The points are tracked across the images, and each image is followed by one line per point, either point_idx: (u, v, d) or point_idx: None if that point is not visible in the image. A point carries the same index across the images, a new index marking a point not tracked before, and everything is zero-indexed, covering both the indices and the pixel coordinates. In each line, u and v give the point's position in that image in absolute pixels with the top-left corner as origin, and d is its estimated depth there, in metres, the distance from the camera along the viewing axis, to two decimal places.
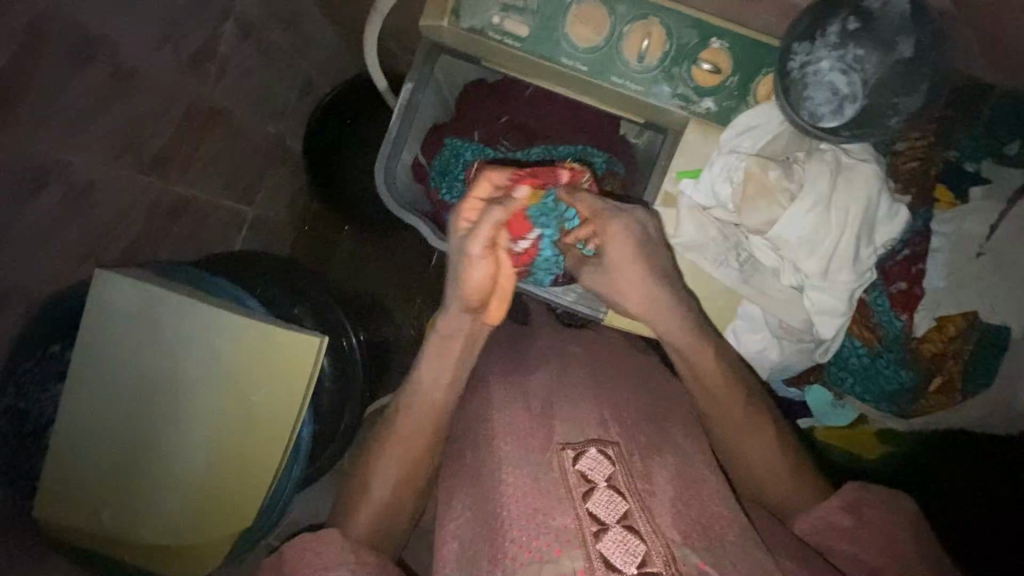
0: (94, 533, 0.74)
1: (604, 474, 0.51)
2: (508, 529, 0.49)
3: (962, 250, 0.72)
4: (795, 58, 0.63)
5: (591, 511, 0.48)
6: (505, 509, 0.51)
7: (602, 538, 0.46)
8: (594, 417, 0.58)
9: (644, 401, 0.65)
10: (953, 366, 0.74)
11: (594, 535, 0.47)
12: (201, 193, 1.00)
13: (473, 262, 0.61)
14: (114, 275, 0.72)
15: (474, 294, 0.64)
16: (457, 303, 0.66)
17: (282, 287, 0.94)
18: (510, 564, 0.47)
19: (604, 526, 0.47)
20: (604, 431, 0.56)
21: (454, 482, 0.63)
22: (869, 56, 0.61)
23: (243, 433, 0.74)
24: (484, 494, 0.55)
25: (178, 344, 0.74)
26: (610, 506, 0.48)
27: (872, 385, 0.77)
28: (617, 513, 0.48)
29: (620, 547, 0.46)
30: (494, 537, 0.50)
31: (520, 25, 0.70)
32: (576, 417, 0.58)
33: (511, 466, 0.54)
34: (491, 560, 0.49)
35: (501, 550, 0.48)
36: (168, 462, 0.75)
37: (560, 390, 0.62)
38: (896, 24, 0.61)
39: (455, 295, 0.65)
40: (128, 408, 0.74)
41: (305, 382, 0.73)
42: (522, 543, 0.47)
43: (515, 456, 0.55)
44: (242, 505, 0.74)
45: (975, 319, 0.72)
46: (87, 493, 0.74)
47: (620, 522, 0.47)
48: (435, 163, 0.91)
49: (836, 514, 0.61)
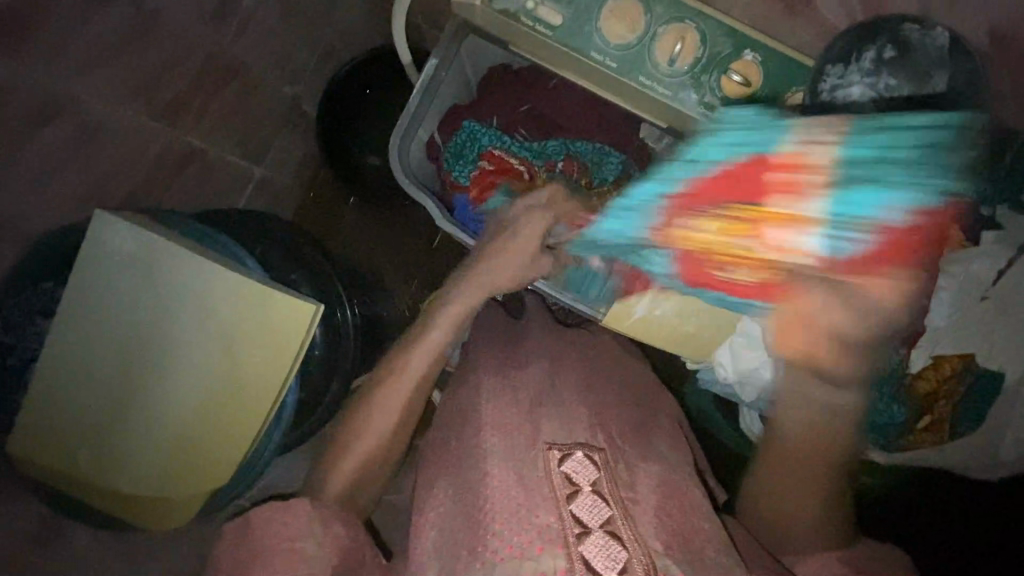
0: (61, 472, 0.73)
1: (588, 478, 0.50)
2: (490, 522, 0.48)
3: (967, 293, 0.72)
4: (827, 79, 0.63)
5: (574, 514, 0.47)
6: (489, 502, 0.49)
7: (584, 541, 0.45)
8: (585, 421, 0.58)
9: (632, 408, 0.65)
10: (942, 407, 0.74)
11: (577, 538, 0.45)
12: (209, 146, 0.99)
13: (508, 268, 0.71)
14: (112, 216, 0.70)
15: (502, 283, 0.72)
16: (475, 288, 0.71)
17: (284, 254, 0.93)
18: (488, 560, 0.46)
19: (587, 530, 0.46)
20: (591, 437, 0.56)
21: (436, 468, 0.61)
22: (901, 85, 0.60)
23: (228, 391, 0.74)
24: (467, 483, 0.54)
25: (171, 295, 0.72)
26: (593, 510, 0.47)
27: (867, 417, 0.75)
28: (600, 518, 0.47)
29: (603, 552, 0.44)
30: (476, 527, 0.49)
31: (554, 14, 0.69)
32: (564, 417, 0.57)
33: (497, 461, 0.53)
34: (469, 551, 0.48)
35: (481, 543, 0.47)
36: (149, 412, 0.74)
37: (551, 388, 0.62)
38: (934, 56, 0.60)
39: (477, 279, 0.71)
40: (111, 353, 0.72)
41: (299, 345, 0.72)
42: (503, 538, 0.46)
43: (500, 447, 0.54)
44: (224, 460, 0.74)
45: (972, 361, 0.72)
46: (60, 431, 0.73)
47: (603, 526, 0.46)
48: (450, 155, 0.88)
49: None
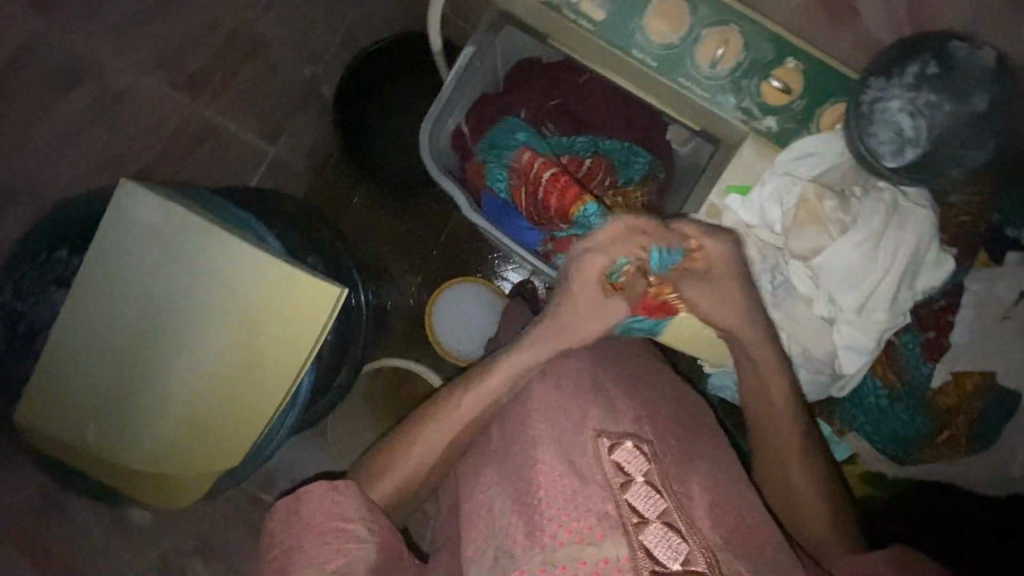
0: (70, 445, 0.72)
1: (640, 468, 0.50)
2: (546, 506, 0.48)
3: (989, 311, 0.73)
4: (868, 92, 0.63)
5: (631, 503, 0.48)
6: (541, 487, 0.50)
7: (644, 530, 0.46)
8: (630, 416, 0.58)
9: (670, 407, 0.66)
10: (962, 423, 0.74)
11: (636, 526, 0.46)
12: (230, 124, 0.97)
13: (585, 319, 0.63)
14: (135, 189, 0.69)
15: (581, 335, 0.64)
16: (553, 345, 0.63)
17: (303, 235, 0.92)
18: (550, 542, 0.46)
19: (646, 519, 0.47)
20: (639, 426, 0.56)
21: (475, 463, 0.61)
22: (941, 103, 0.62)
23: (244, 373, 0.72)
24: (511, 473, 0.54)
25: (191, 273, 0.71)
26: (649, 501, 0.48)
27: (885, 428, 0.77)
28: (656, 509, 0.47)
29: (664, 543, 0.46)
30: (531, 513, 0.49)
31: (597, 9, 0.69)
32: (607, 410, 0.57)
33: (545, 446, 0.53)
34: (524, 536, 0.48)
35: (537, 527, 0.48)
36: (160, 391, 0.72)
37: (591, 382, 0.62)
38: (977, 74, 0.61)
39: (552, 338, 0.63)
40: (125, 328, 0.71)
41: (319, 329, 0.71)
42: (561, 522, 0.47)
43: (546, 433, 0.55)
44: (239, 441, 0.73)
45: (993, 378, 0.73)
46: (67, 404, 0.71)
47: (660, 518, 0.47)
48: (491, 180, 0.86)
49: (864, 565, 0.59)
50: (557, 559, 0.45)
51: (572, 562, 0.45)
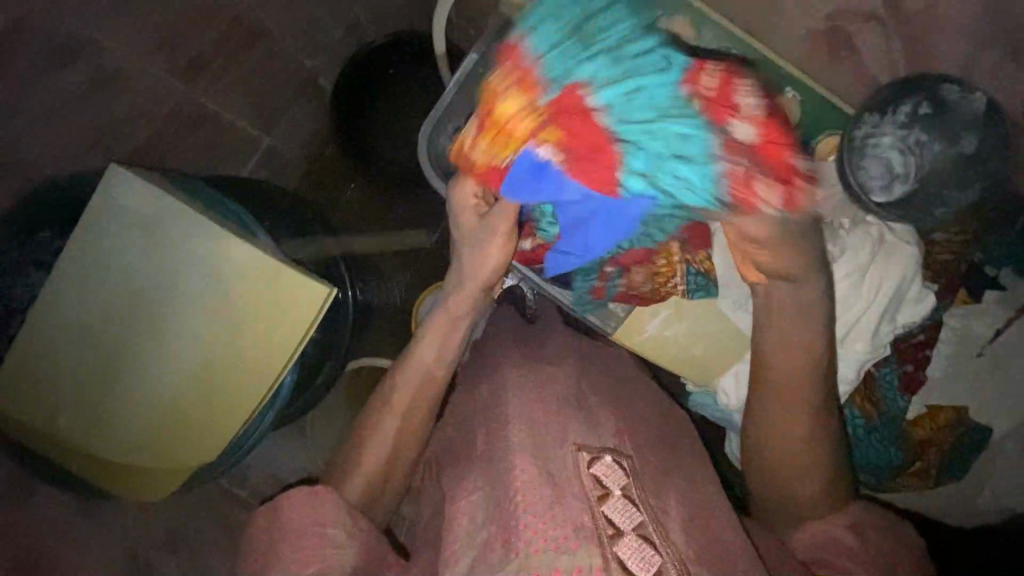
0: (40, 430, 0.70)
1: (618, 482, 0.52)
2: (522, 511, 0.48)
3: (966, 347, 0.75)
4: (863, 126, 0.68)
5: (607, 515, 0.48)
6: (518, 494, 0.49)
7: (619, 542, 0.46)
8: (613, 431, 0.59)
9: (653, 425, 0.66)
10: (932, 454, 0.76)
11: (611, 538, 0.46)
12: (225, 110, 0.96)
13: (487, 254, 0.67)
14: (122, 174, 0.68)
15: (490, 273, 0.67)
16: (472, 285, 0.68)
17: (292, 228, 0.91)
18: (522, 548, 0.45)
19: (621, 532, 0.47)
20: (620, 444, 0.57)
21: (455, 469, 0.61)
22: (928, 143, 0.68)
23: (225, 370, 0.71)
24: (490, 479, 0.53)
25: (176, 263, 0.70)
26: (625, 514, 0.49)
27: (864, 457, 0.77)
28: (632, 522, 0.48)
29: (638, 555, 0.46)
30: (506, 518, 0.48)
31: None
32: (590, 424, 0.58)
33: (523, 453, 0.53)
34: (501, 541, 0.47)
35: (513, 533, 0.47)
36: (135, 382, 0.71)
37: (576, 393, 0.63)
38: (966, 119, 0.67)
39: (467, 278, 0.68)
40: (105, 315, 0.70)
41: (304, 329, 0.70)
42: (535, 529, 0.46)
43: (527, 444, 0.54)
44: (214, 431, 0.72)
45: (965, 414, 0.75)
46: (39, 387, 0.70)
47: (636, 530, 0.48)
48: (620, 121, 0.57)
49: (840, 531, 0.62)
50: (530, 566, 0.44)
51: (545, 569, 0.43)
